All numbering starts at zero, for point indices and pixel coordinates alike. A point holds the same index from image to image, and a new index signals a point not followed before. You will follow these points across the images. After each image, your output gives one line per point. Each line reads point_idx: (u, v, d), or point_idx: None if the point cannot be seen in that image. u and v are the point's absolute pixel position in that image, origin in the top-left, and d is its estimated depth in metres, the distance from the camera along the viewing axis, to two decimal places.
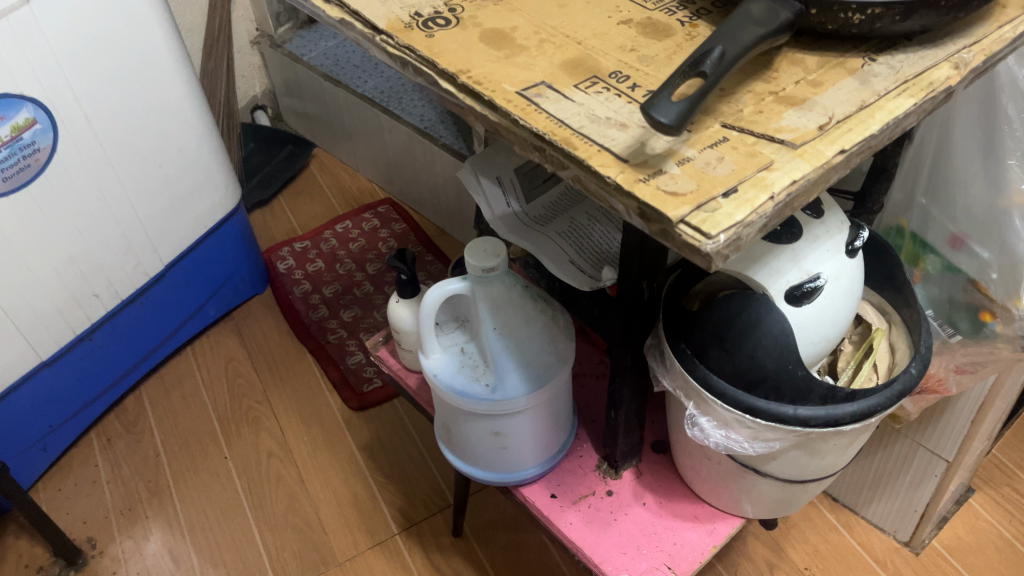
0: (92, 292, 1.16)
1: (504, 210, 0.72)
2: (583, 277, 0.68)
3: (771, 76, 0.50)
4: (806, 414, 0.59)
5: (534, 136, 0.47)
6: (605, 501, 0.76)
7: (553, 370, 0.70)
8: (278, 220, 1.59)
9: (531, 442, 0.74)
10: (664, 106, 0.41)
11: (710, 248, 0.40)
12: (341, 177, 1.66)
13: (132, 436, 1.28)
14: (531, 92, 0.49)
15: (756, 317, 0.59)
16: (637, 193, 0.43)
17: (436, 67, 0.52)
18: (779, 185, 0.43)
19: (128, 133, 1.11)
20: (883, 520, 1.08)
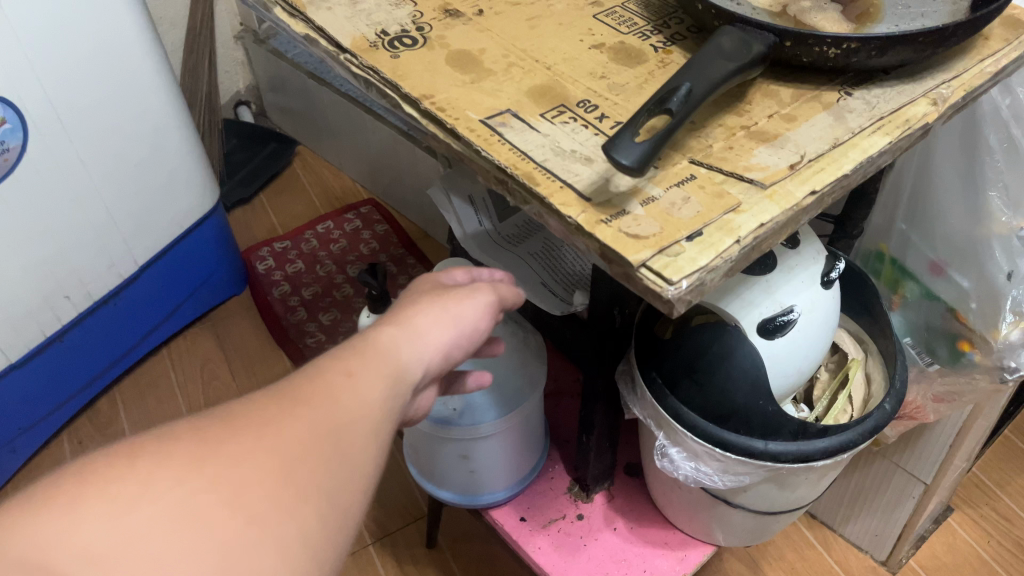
0: (63, 293, 1.13)
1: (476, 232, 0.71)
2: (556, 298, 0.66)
3: (743, 109, 0.48)
4: (777, 449, 0.58)
5: (496, 168, 0.46)
6: (575, 526, 0.75)
7: (522, 395, 0.69)
8: (259, 218, 1.57)
9: (500, 465, 0.73)
10: (626, 147, 0.39)
11: (671, 294, 0.39)
12: (324, 176, 1.65)
13: (104, 439, 1.26)
14: (495, 121, 0.48)
15: (727, 349, 0.58)
16: (599, 235, 0.41)
17: (400, 90, 0.50)
18: (745, 229, 0.41)
19: (102, 132, 1.09)
20: (861, 539, 1.07)
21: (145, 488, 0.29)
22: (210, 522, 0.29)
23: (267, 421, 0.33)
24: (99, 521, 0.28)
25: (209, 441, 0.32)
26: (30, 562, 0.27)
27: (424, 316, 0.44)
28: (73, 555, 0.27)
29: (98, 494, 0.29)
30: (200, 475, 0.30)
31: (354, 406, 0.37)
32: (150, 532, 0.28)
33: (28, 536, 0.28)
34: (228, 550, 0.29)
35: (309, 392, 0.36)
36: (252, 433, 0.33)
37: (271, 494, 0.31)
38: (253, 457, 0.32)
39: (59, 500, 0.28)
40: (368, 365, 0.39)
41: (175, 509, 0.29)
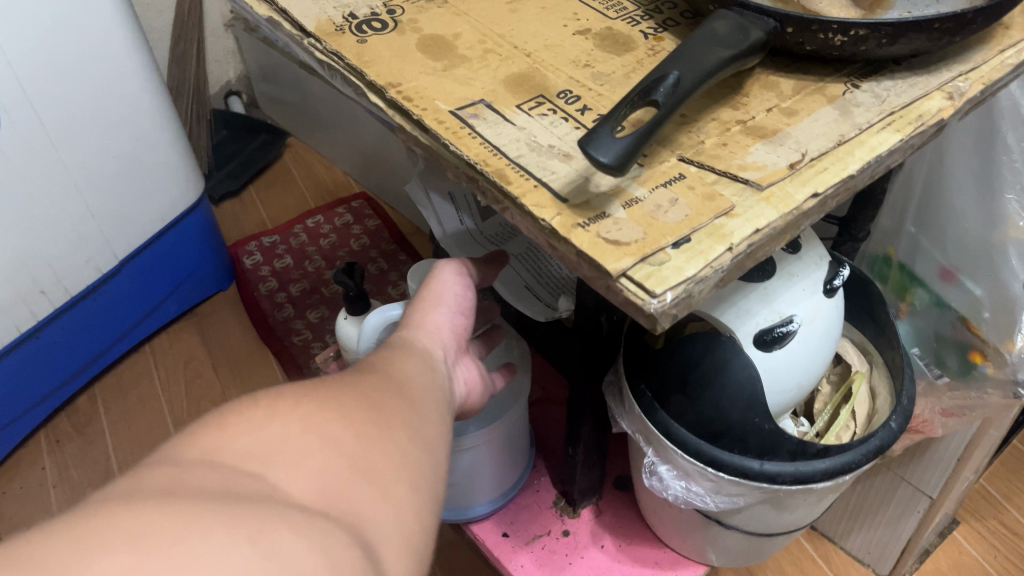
0: (38, 288, 1.10)
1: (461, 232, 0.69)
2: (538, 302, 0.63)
3: (740, 101, 0.44)
4: (773, 469, 0.54)
5: (466, 164, 0.41)
6: (560, 543, 0.71)
7: (504, 406, 0.65)
8: (247, 211, 1.53)
9: (481, 479, 0.69)
10: (605, 142, 0.35)
11: (654, 308, 0.35)
12: (316, 169, 1.61)
13: (83, 438, 1.22)
14: (466, 112, 0.43)
15: (721, 362, 0.53)
16: (574, 240, 0.37)
17: (365, 78, 0.46)
18: (738, 235, 0.37)
19: (80, 122, 1.04)
20: (863, 553, 1.02)
21: (276, 410, 0.31)
22: (340, 431, 0.31)
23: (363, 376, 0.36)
24: (246, 435, 0.30)
25: (320, 383, 0.34)
26: (194, 463, 0.28)
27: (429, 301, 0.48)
28: (231, 457, 0.29)
29: (238, 418, 0.31)
30: (319, 400, 0.32)
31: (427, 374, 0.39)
32: (294, 440, 0.30)
33: (183, 450, 0.29)
34: (359, 455, 0.31)
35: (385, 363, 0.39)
36: (356, 380, 0.35)
37: (386, 422, 0.33)
38: (364, 394, 0.34)
39: (203, 426, 0.30)
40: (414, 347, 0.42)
41: (306, 421, 0.31)
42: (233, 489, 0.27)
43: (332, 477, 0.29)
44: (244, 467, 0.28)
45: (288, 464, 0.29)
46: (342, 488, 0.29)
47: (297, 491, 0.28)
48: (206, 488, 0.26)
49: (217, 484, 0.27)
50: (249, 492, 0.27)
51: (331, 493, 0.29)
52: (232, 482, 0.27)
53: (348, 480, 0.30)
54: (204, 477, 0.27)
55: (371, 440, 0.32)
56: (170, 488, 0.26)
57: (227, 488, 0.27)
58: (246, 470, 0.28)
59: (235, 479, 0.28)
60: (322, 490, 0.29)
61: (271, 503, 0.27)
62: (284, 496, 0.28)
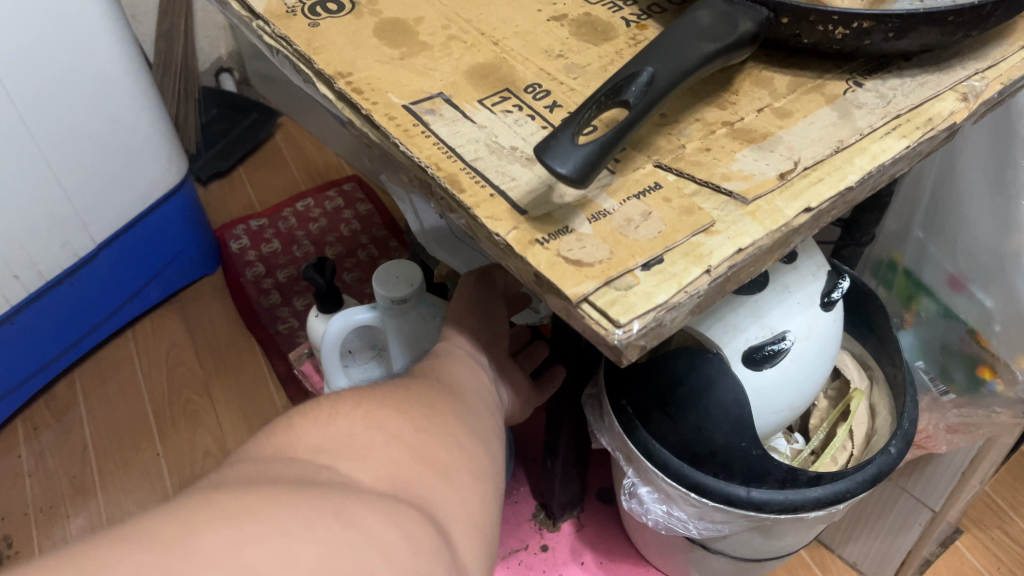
0: (11, 271, 1.06)
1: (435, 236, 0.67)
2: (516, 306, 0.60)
3: (728, 100, 0.39)
4: (761, 498, 0.49)
5: (417, 167, 0.37)
6: (537, 559, 0.68)
7: None
8: (236, 193, 1.49)
9: None
10: (564, 150, 0.30)
11: (617, 339, 0.30)
12: (308, 151, 1.56)
13: (61, 426, 1.19)
14: (421, 108, 0.39)
15: (706, 381, 0.49)
16: (531, 259, 0.32)
17: (313, 66, 0.41)
18: (717, 256, 0.32)
19: (53, 100, 1.00)
20: (859, 561, 0.98)
21: (337, 414, 0.35)
22: (396, 429, 0.35)
23: (402, 385, 0.40)
24: (313, 433, 0.33)
25: (370, 392, 0.38)
26: (267, 459, 0.31)
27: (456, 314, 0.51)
28: (304, 449, 0.32)
29: (303, 421, 0.34)
30: (375, 403, 0.37)
31: (461, 380, 0.44)
32: (359, 435, 0.34)
33: (257, 450, 0.32)
34: (414, 450, 0.35)
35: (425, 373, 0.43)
36: (405, 387, 0.40)
37: (434, 424, 0.37)
38: (410, 399, 0.38)
39: (269, 431, 0.34)
40: (449, 357, 0.46)
41: (366, 422, 0.35)
42: (313, 472, 0.30)
43: (397, 465, 0.33)
44: (315, 459, 0.31)
45: (357, 456, 0.32)
46: (405, 475, 0.33)
47: (367, 478, 0.31)
48: (284, 473, 0.29)
49: (295, 471, 0.30)
50: (326, 475, 0.30)
51: (397, 479, 0.33)
52: (308, 468, 0.30)
53: (409, 467, 0.33)
54: (283, 469, 0.30)
55: (423, 441, 0.36)
56: (255, 474, 0.29)
57: (306, 472, 0.30)
58: (321, 459, 0.31)
59: (311, 466, 0.31)
60: (389, 477, 0.32)
61: (348, 486, 0.30)
62: (355, 480, 0.31)
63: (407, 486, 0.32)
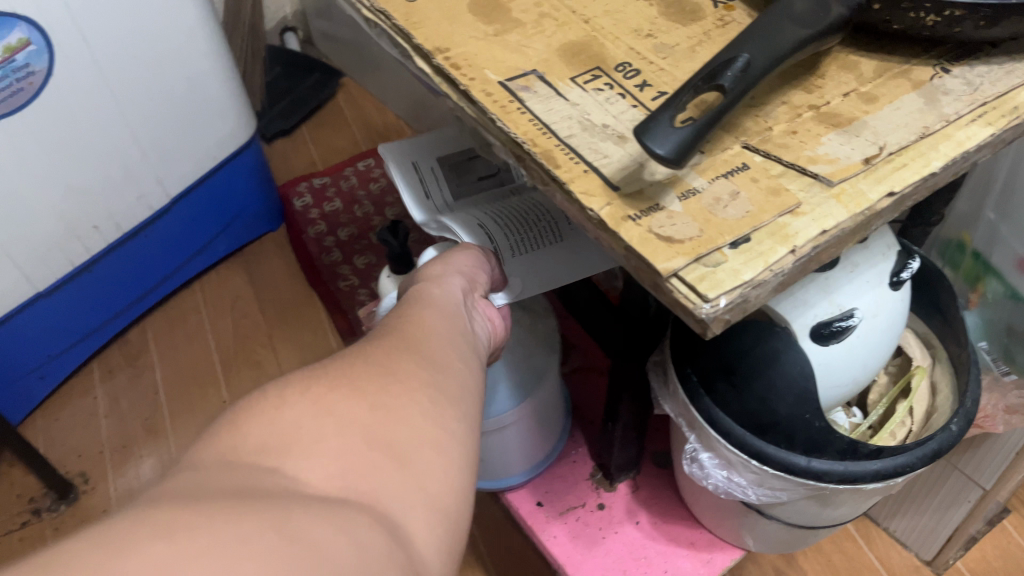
0: (90, 222, 1.11)
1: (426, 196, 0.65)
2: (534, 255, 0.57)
3: (814, 83, 0.40)
4: (821, 467, 0.51)
5: (513, 142, 0.39)
6: (594, 516, 0.70)
7: (531, 384, 0.62)
8: (299, 151, 1.53)
9: (508, 453, 0.67)
10: (663, 132, 0.32)
11: (704, 313, 0.32)
12: (369, 111, 1.59)
13: (133, 370, 1.25)
14: (517, 84, 0.41)
15: (772, 354, 0.51)
16: (624, 234, 0.34)
17: (412, 40, 0.43)
18: (803, 236, 0.34)
19: (133, 58, 1.03)
20: (906, 536, 0.99)
21: (282, 404, 0.29)
22: (349, 412, 0.29)
23: (366, 347, 0.34)
24: (257, 434, 0.28)
25: (322, 366, 0.32)
26: (214, 467, 0.26)
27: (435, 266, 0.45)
28: (245, 454, 0.27)
29: (248, 416, 0.29)
30: (329, 380, 0.31)
31: (440, 325, 0.37)
32: (306, 433, 0.28)
33: (202, 456, 0.27)
34: (369, 431, 0.29)
35: (396, 324, 0.36)
36: (370, 350, 0.34)
37: (397, 388, 0.31)
38: (369, 365, 0.32)
39: (211, 435, 0.28)
40: (425, 303, 0.39)
41: (317, 407, 0.29)
42: (253, 483, 0.25)
43: (350, 458, 0.27)
44: (261, 463, 0.26)
45: (307, 454, 0.27)
46: (365, 468, 0.27)
47: (311, 479, 0.26)
48: (225, 486, 0.24)
49: (238, 482, 0.25)
50: (267, 486, 0.25)
51: (350, 475, 0.27)
52: (249, 477, 0.25)
53: (364, 461, 0.27)
54: (223, 479, 0.25)
55: (385, 419, 0.29)
56: (197, 486, 0.24)
57: (248, 482, 0.25)
58: (264, 464, 0.26)
59: (252, 474, 0.26)
60: (340, 476, 0.27)
61: (293, 493, 0.25)
62: (300, 487, 0.25)
63: (364, 487, 0.27)
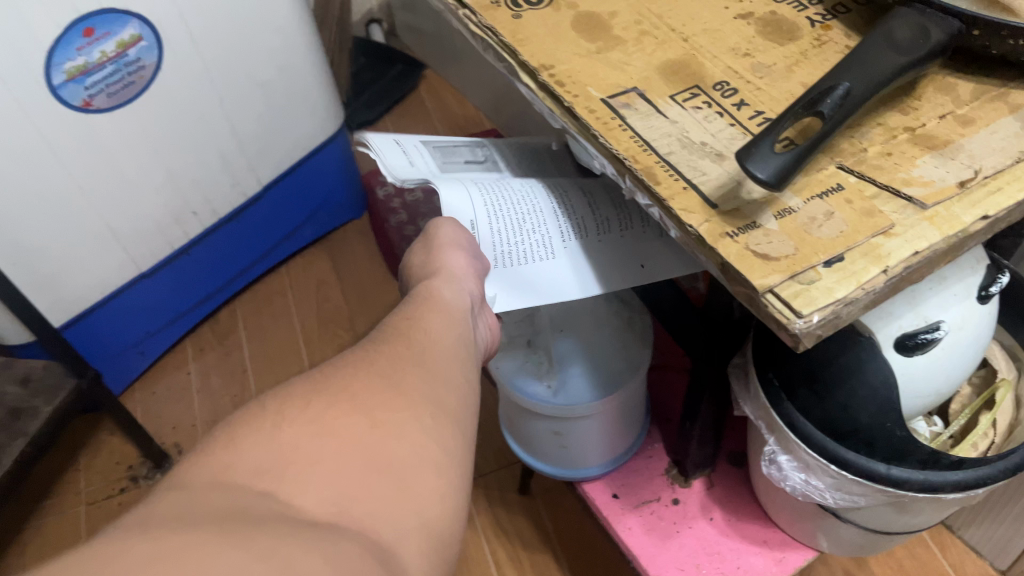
0: (190, 208, 1.17)
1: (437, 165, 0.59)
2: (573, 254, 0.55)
3: (910, 105, 0.41)
4: (901, 476, 0.52)
5: (614, 157, 0.41)
6: (669, 510, 0.72)
7: (624, 377, 0.64)
8: (381, 141, 1.58)
9: (592, 444, 0.69)
10: (763, 157, 0.34)
11: (798, 328, 0.34)
12: (449, 103, 1.63)
13: (223, 348, 1.32)
14: (619, 101, 0.43)
15: (855, 364, 0.52)
16: (721, 250, 0.36)
17: (518, 56, 0.46)
18: (896, 257, 0.35)
19: (232, 53, 1.08)
20: (981, 545, 0.98)
21: (280, 424, 0.31)
22: (348, 433, 0.31)
23: (367, 359, 0.36)
24: (254, 453, 0.29)
25: (327, 380, 0.34)
26: (208, 486, 0.28)
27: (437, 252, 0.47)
28: (241, 475, 0.28)
29: (244, 434, 0.30)
30: (326, 400, 0.32)
31: (443, 337, 0.39)
32: (297, 452, 0.30)
33: (191, 475, 0.29)
34: (366, 454, 0.31)
35: (397, 333, 0.38)
36: (369, 362, 0.36)
37: (395, 407, 0.33)
38: (371, 381, 0.34)
39: (205, 451, 0.30)
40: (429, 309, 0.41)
41: (314, 427, 0.31)
42: (249, 505, 0.27)
43: (344, 481, 0.29)
44: (257, 485, 0.28)
45: (300, 478, 0.29)
46: (356, 492, 0.29)
47: (307, 505, 0.28)
48: (222, 509, 0.26)
49: (237, 504, 0.26)
50: (260, 510, 0.27)
51: (342, 500, 0.29)
52: (246, 499, 0.27)
53: (360, 484, 0.29)
54: (215, 500, 0.27)
55: (382, 439, 0.31)
56: (172, 511, 0.26)
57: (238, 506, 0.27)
58: (256, 487, 0.28)
59: (249, 497, 0.27)
60: (334, 499, 0.28)
61: (287, 516, 0.27)
62: (298, 511, 0.27)
63: (352, 512, 0.28)
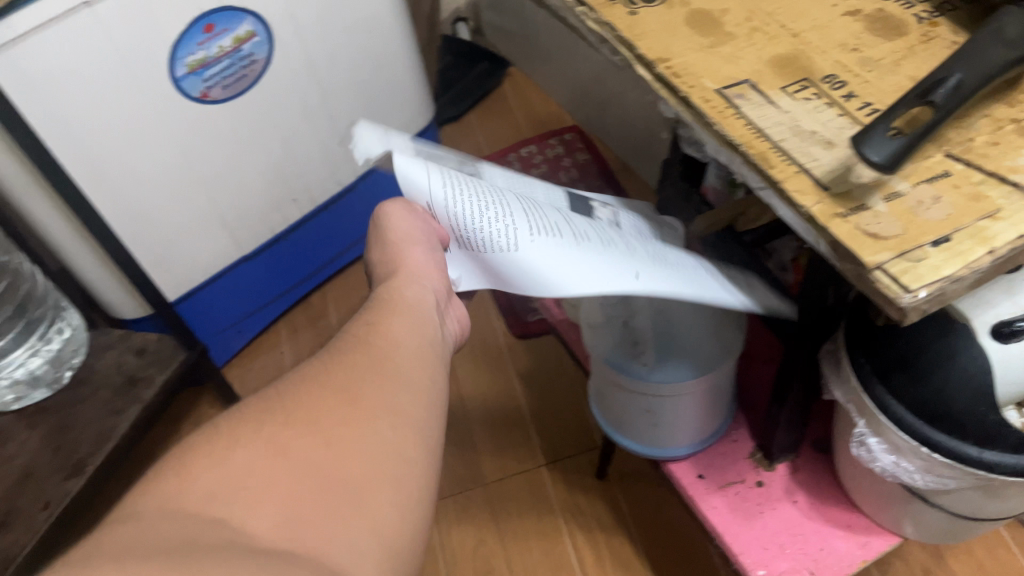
0: (290, 196, 1.24)
1: (440, 160, 0.57)
2: (560, 249, 0.50)
3: (1015, 98, 0.43)
4: (992, 458, 0.54)
5: (728, 144, 0.44)
6: (753, 492, 0.75)
7: (716, 360, 0.67)
8: (466, 135, 1.63)
9: (681, 425, 0.73)
10: (878, 143, 0.37)
11: (905, 302, 0.36)
12: (532, 100, 1.67)
13: (315, 330, 1.39)
14: (732, 92, 0.46)
15: (950, 350, 0.54)
16: (833, 229, 0.39)
17: (635, 50, 0.49)
18: (1001, 239, 0.38)
19: (334, 49, 1.14)
20: None
21: (231, 453, 0.38)
22: (300, 458, 0.38)
23: (321, 381, 0.43)
24: (204, 483, 0.37)
25: (279, 407, 0.41)
26: (165, 514, 0.35)
27: (398, 232, 0.50)
28: (194, 501, 0.36)
29: (199, 462, 0.38)
30: (276, 428, 0.39)
31: (404, 340, 0.46)
32: (247, 478, 0.37)
33: (148, 504, 0.36)
34: (318, 476, 0.38)
35: (356, 348, 0.45)
36: (325, 385, 0.43)
37: (348, 430, 0.40)
38: (323, 405, 0.41)
39: (165, 479, 0.37)
40: (394, 311, 0.48)
41: (263, 454, 0.38)
42: (203, 534, 0.34)
43: (289, 504, 0.36)
44: (209, 512, 0.35)
45: (248, 502, 0.36)
46: (307, 513, 0.36)
47: (257, 528, 0.35)
48: (173, 538, 0.33)
49: (187, 532, 0.34)
50: (211, 535, 0.34)
51: (289, 521, 0.36)
52: (199, 527, 0.34)
53: (308, 503, 0.36)
54: (169, 528, 0.34)
55: (333, 461, 0.38)
56: (137, 536, 0.33)
57: (197, 531, 0.34)
58: (213, 515, 0.35)
59: (202, 526, 0.34)
60: (285, 521, 0.35)
61: (238, 539, 0.34)
62: (247, 533, 0.34)
63: (301, 530, 0.35)
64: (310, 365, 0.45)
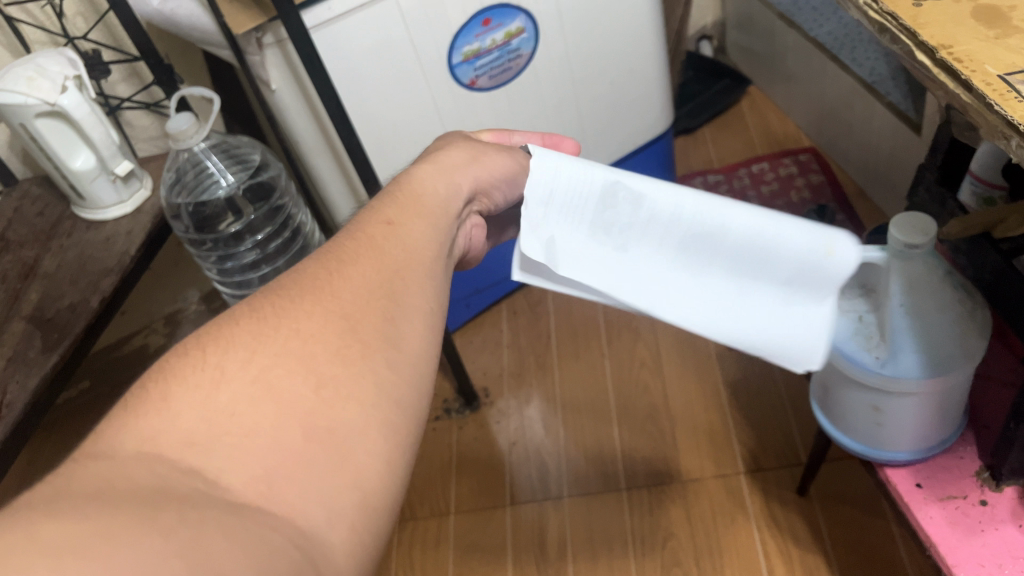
0: None
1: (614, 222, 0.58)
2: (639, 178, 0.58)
3: None
4: None
5: (1007, 125, 0.45)
6: (975, 510, 0.73)
7: (955, 363, 0.68)
8: (698, 148, 1.70)
9: (909, 427, 0.74)
10: None
11: None
12: (770, 119, 1.71)
13: (534, 314, 1.48)
14: (1016, 78, 0.47)
15: None
16: None
17: (917, 38, 0.52)
18: None
19: (596, 50, 1.23)
20: None
21: (216, 388, 0.41)
22: (288, 399, 0.41)
23: (322, 291, 0.48)
24: (184, 420, 0.40)
25: (268, 330, 0.45)
26: (134, 459, 0.38)
27: (441, 141, 0.68)
28: (172, 446, 0.38)
29: (180, 398, 0.41)
30: (260, 362, 0.43)
31: (411, 246, 0.54)
32: (230, 415, 0.40)
33: (123, 443, 0.39)
34: (304, 424, 0.41)
35: (361, 255, 0.51)
36: (316, 324, 0.46)
37: (331, 383, 0.43)
38: (319, 329, 0.46)
39: (147, 406, 0.41)
40: (416, 207, 0.58)
41: (249, 392, 0.41)
42: (176, 477, 0.37)
43: (266, 455, 0.39)
44: (183, 460, 0.38)
45: (219, 447, 0.39)
46: (290, 464, 0.39)
47: (231, 478, 0.37)
48: (144, 484, 0.35)
49: (159, 476, 0.36)
50: (185, 483, 0.36)
51: (259, 477, 0.38)
52: (174, 472, 0.37)
53: (289, 452, 0.39)
54: (140, 470, 0.37)
55: (315, 399, 0.42)
56: (115, 482, 0.35)
57: (171, 479, 0.36)
58: (185, 460, 0.38)
59: (174, 472, 0.37)
60: (259, 475, 0.38)
61: (210, 498, 0.36)
62: (219, 486, 0.37)
63: (275, 484, 0.38)
64: (307, 264, 0.51)
